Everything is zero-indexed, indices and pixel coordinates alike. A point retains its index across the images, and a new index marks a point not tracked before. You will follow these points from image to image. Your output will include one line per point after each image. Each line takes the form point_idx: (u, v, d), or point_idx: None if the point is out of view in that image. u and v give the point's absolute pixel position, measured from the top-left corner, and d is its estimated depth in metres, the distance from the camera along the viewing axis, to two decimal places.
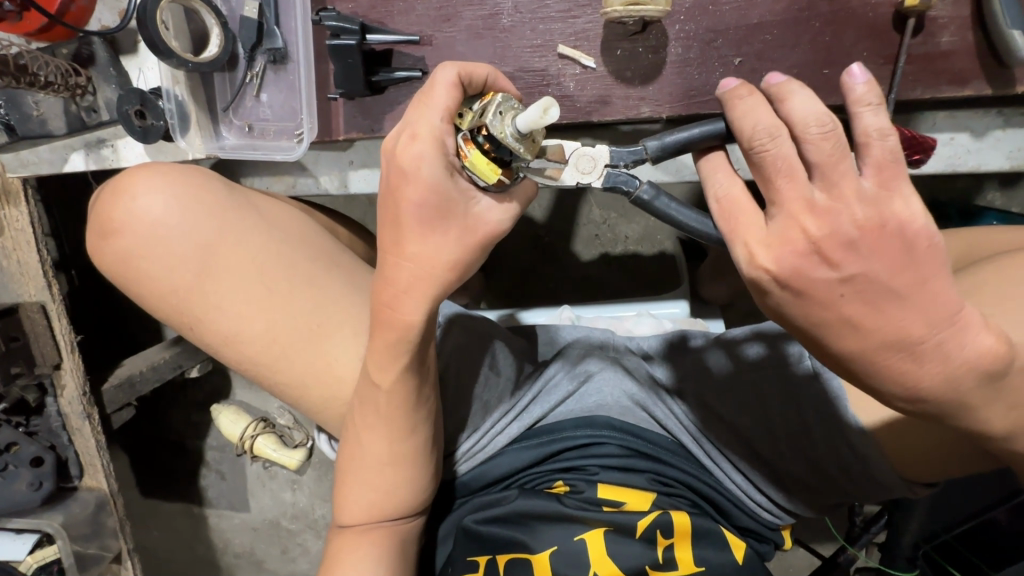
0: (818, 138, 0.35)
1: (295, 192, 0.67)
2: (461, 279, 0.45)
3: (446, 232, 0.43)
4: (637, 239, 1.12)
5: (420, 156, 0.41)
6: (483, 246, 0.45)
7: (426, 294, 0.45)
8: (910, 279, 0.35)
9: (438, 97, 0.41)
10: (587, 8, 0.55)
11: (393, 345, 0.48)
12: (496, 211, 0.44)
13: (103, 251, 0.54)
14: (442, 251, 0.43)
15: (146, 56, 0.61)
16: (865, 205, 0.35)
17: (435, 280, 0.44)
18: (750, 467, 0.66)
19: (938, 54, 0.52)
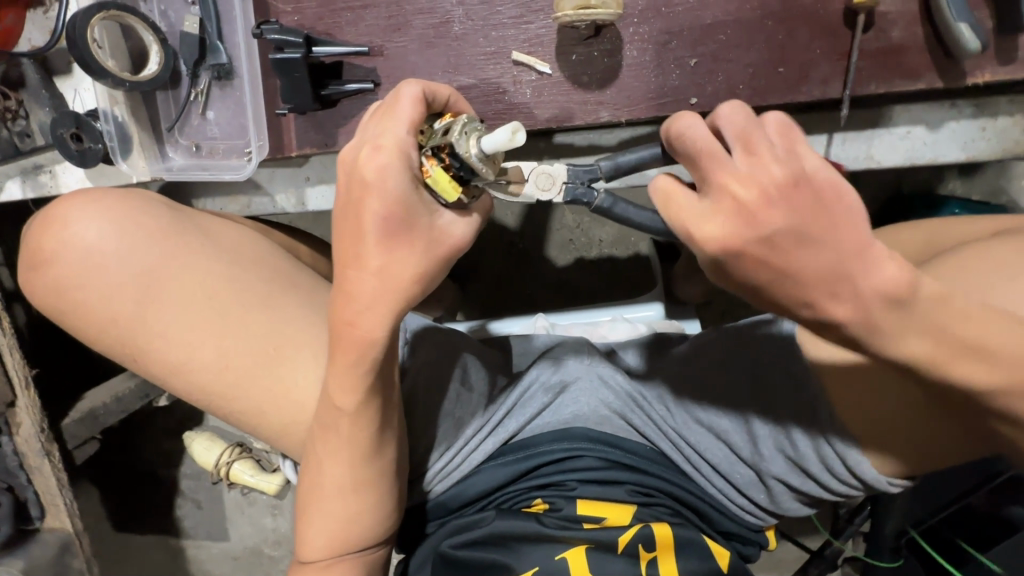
0: (730, 113, 0.36)
1: (250, 212, 0.64)
2: (427, 294, 0.43)
3: (413, 246, 0.41)
4: (611, 241, 1.12)
5: (387, 167, 0.39)
6: (449, 261, 0.43)
7: (375, 312, 0.42)
8: (825, 223, 0.34)
9: (403, 108, 0.39)
10: (539, 14, 0.54)
11: (340, 364, 0.46)
12: (458, 227, 0.42)
13: (35, 284, 0.51)
14: (407, 265, 0.41)
15: (81, 77, 0.58)
16: (778, 163, 0.34)
17: (397, 297, 0.42)
18: (731, 470, 0.65)
19: (891, 49, 0.52)
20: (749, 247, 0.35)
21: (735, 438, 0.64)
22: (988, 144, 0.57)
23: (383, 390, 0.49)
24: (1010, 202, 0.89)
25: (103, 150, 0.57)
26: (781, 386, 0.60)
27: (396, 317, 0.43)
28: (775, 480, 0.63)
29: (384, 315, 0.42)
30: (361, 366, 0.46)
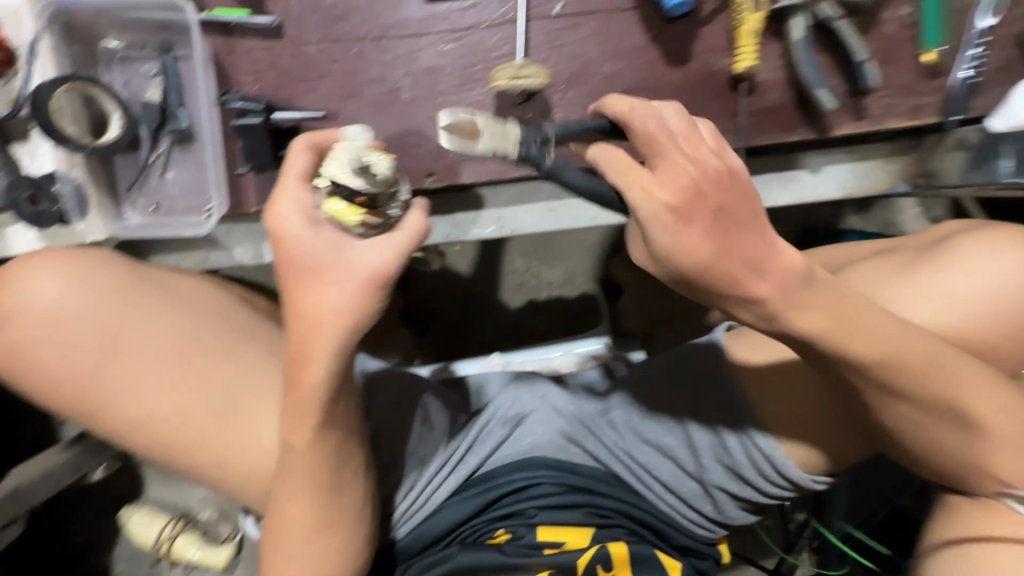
0: (676, 113, 0.43)
1: (206, 266, 0.66)
2: (358, 326, 0.45)
3: (328, 281, 0.44)
4: (560, 283, 1.19)
5: (282, 218, 0.44)
6: (375, 289, 0.44)
7: (309, 354, 0.45)
8: (752, 209, 0.41)
9: (290, 161, 0.44)
10: (478, 82, 0.61)
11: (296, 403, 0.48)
12: (376, 251, 0.43)
13: None
14: (329, 300, 0.44)
15: (39, 142, 0.58)
16: (716, 157, 0.41)
17: (327, 337, 0.45)
18: (679, 485, 0.71)
19: (771, 108, 0.63)
20: (702, 215, 0.39)
21: (681, 453, 0.69)
22: (859, 183, 0.69)
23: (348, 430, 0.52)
24: (899, 233, 1.03)
25: (60, 212, 0.58)
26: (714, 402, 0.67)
27: (336, 357, 0.46)
28: (717, 489, 0.69)
29: (321, 354, 0.46)
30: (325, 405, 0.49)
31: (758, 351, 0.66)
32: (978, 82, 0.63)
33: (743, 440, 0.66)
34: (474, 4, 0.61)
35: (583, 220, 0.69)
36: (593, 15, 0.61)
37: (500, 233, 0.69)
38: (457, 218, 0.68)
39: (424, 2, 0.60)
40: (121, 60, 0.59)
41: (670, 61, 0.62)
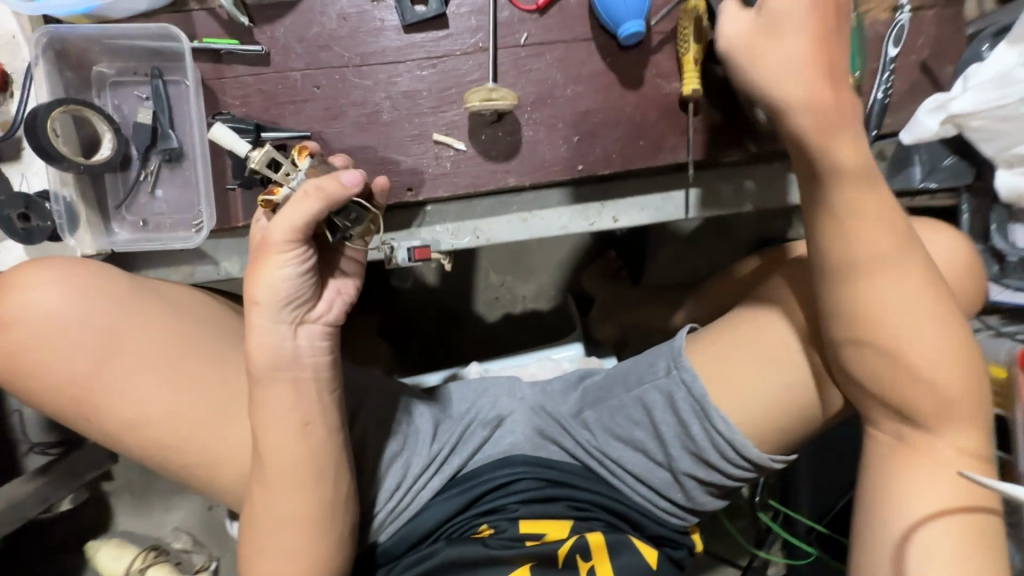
0: None
1: (194, 280, 0.69)
2: (276, 295, 0.52)
3: (252, 262, 0.53)
4: (533, 296, 1.25)
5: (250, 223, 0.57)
6: (280, 253, 0.51)
7: (249, 325, 0.53)
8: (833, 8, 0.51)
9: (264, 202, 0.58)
10: (453, 105, 0.67)
11: (272, 380, 0.54)
12: (274, 222, 0.51)
13: None
14: (252, 278, 0.52)
15: (30, 162, 0.61)
16: None
17: (262, 309, 0.52)
18: (651, 476, 0.75)
19: (716, 125, 0.70)
20: None
21: (649, 445, 0.73)
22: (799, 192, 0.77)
23: (314, 418, 0.55)
24: None
25: (52, 227, 0.60)
26: (679, 394, 0.70)
27: (270, 332, 0.53)
28: (686, 476, 0.73)
29: (258, 330, 0.53)
30: (300, 390, 0.54)
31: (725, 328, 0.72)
32: (890, 103, 0.71)
33: (707, 428, 0.69)
34: (447, 34, 0.66)
35: (553, 229, 0.74)
36: (555, 44, 0.68)
37: (475, 243, 0.74)
38: (436, 230, 0.73)
39: (402, 32, 0.66)
40: (113, 85, 0.63)
41: (626, 85, 0.69)
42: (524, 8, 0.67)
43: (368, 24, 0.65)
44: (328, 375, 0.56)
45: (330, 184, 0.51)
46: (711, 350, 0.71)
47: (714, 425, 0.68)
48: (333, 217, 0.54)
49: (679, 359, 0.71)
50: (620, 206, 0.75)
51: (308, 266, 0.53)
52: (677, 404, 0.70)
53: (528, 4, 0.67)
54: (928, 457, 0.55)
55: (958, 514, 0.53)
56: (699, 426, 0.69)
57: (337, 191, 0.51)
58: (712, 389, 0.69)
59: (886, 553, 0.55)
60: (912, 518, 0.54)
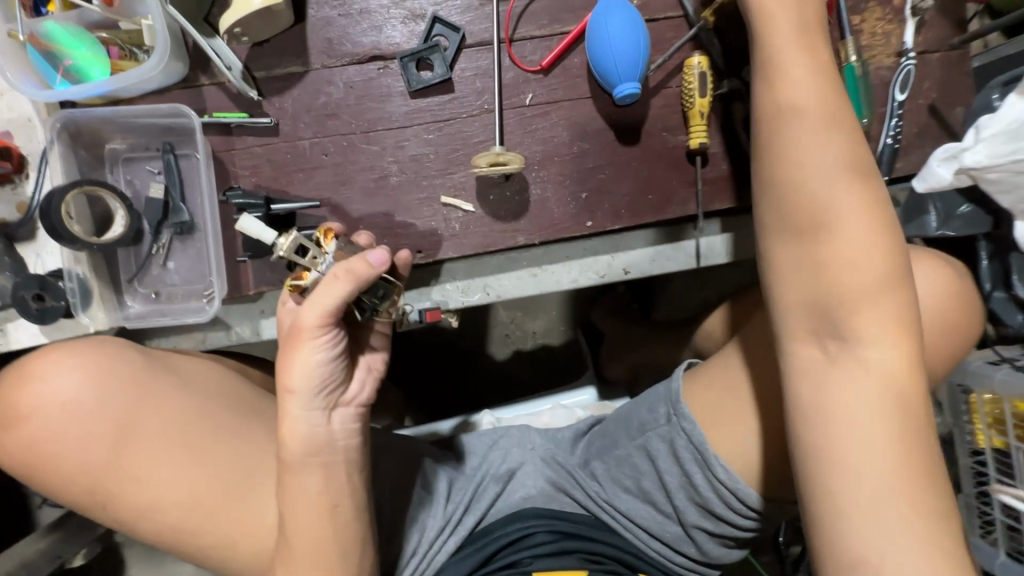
0: None
1: (206, 346, 0.69)
2: (316, 383, 0.52)
3: (289, 354, 0.52)
4: (544, 332, 1.24)
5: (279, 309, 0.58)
6: (320, 333, 0.51)
7: (283, 412, 0.53)
8: None
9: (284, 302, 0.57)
10: (461, 166, 0.67)
11: (305, 465, 0.53)
12: (304, 307, 0.50)
13: (4, 445, 0.54)
14: (291, 372, 0.52)
15: (45, 241, 0.61)
16: None
17: (297, 399, 0.52)
18: (662, 530, 0.74)
19: (725, 176, 0.70)
20: None
21: (657, 497, 0.72)
22: None
23: (343, 498, 0.55)
24: None
25: (65, 306, 0.60)
26: (680, 441, 0.68)
27: (305, 414, 0.53)
28: (696, 528, 0.71)
29: (294, 416, 0.53)
30: (325, 470, 0.54)
31: (735, 358, 0.70)
32: (900, 147, 0.71)
33: (711, 480, 0.66)
34: (453, 97, 0.67)
35: (563, 282, 0.74)
36: (560, 103, 0.68)
37: (486, 300, 0.73)
38: (446, 288, 0.73)
39: (408, 98, 0.66)
40: (125, 161, 0.64)
41: (631, 140, 0.69)
42: (528, 69, 0.67)
43: (375, 91, 0.66)
44: (356, 457, 0.56)
45: (358, 265, 0.51)
46: (712, 390, 0.69)
47: (716, 475, 0.66)
48: (362, 297, 0.54)
49: (678, 406, 0.68)
50: (631, 257, 0.74)
51: (339, 345, 0.53)
52: (679, 452, 0.68)
53: (532, 65, 0.67)
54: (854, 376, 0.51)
55: (886, 447, 0.49)
56: (702, 476, 0.67)
57: (366, 272, 0.51)
58: (711, 435, 0.67)
59: (817, 483, 0.50)
60: (839, 445, 0.49)
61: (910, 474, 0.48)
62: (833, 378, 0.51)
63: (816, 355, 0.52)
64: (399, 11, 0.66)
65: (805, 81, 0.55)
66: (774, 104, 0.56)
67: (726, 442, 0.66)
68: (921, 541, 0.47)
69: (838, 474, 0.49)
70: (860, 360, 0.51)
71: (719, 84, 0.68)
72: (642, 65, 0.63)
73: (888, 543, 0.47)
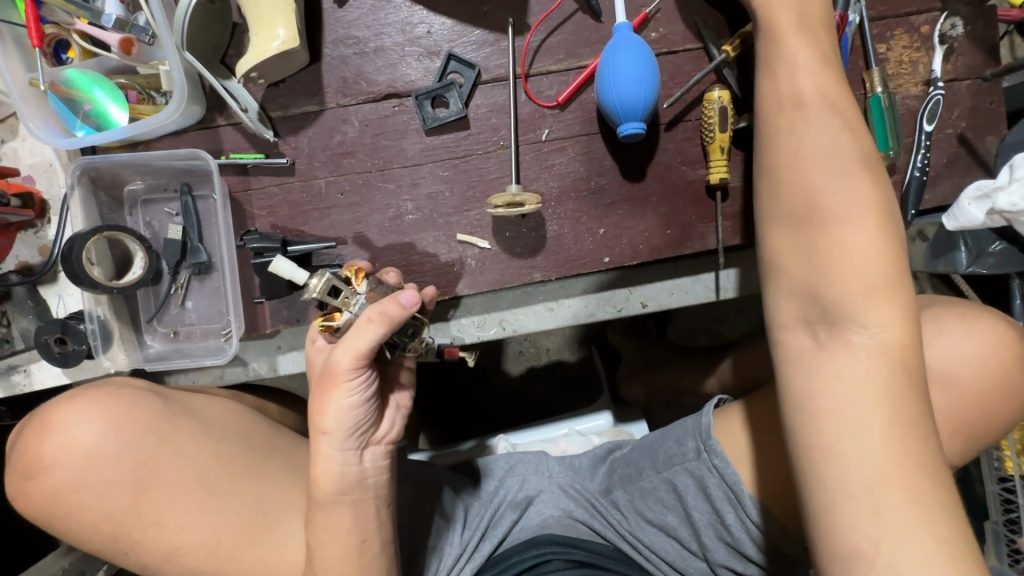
0: None
1: (223, 382, 0.69)
2: (348, 425, 0.52)
3: (325, 393, 0.51)
4: (558, 349, 1.23)
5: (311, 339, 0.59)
6: (357, 371, 0.51)
7: (315, 451, 0.52)
8: None
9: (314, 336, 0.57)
10: (477, 204, 0.67)
11: (336, 504, 0.53)
12: (337, 350, 0.50)
13: (29, 493, 0.55)
14: (323, 411, 0.51)
15: (67, 283, 0.62)
16: None
17: (326, 437, 0.52)
18: (686, 565, 0.73)
19: (745, 210, 0.69)
20: None
21: (682, 533, 0.72)
22: None
23: (371, 535, 0.55)
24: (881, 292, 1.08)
25: (87, 349, 0.61)
26: (710, 478, 0.66)
27: (337, 457, 0.53)
28: (723, 567, 0.70)
29: (326, 453, 0.52)
30: (348, 515, 0.54)
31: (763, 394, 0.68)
32: (928, 179, 0.68)
33: (743, 519, 0.65)
34: (469, 134, 0.66)
35: (580, 316, 0.73)
36: (577, 138, 0.67)
37: (502, 334, 0.73)
38: (462, 323, 0.72)
39: (424, 135, 0.66)
40: (144, 202, 0.64)
41: (649, 173, 0.68)
42: (544, 105, 0.67)
43: (390, 128, 0.66)
44: (385, 493, 0.56)
45: (391, 306, 0.50)
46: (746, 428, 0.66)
47: (749, 515, 0.64)
48: (392, 337, 0.54)
49: (708, 442, 0.67)
50: (649, 290, 0.73)
51: (368, 390, 0.52)
52: (709, 489, 0.67)
53: (549, 100, 0.67)
54: (847, 361, 0.47)
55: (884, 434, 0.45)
56: (733, 515, 0.66)
57: (399, 314, 0.50)
58: (745, 475, 0.65)
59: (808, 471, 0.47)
60: (827, 433, 0.46)
61: (907, 465, 0.45)
62: (824, 364, 0.48)
63: (806, 341, 0.50)
64: (415, 48, 0.66)
65: (809, 59, 0.54)
66: (775, 93, 0.55)
67: (753, 483, 0.64)
68: (920, 536, 0.43)
69: (831, 462, 0.46)
70: (851, 343, 0.48)
71: (741, 118, 0.66)
72: (646, 104, 0.61)
73: (882, 537, 0.44)
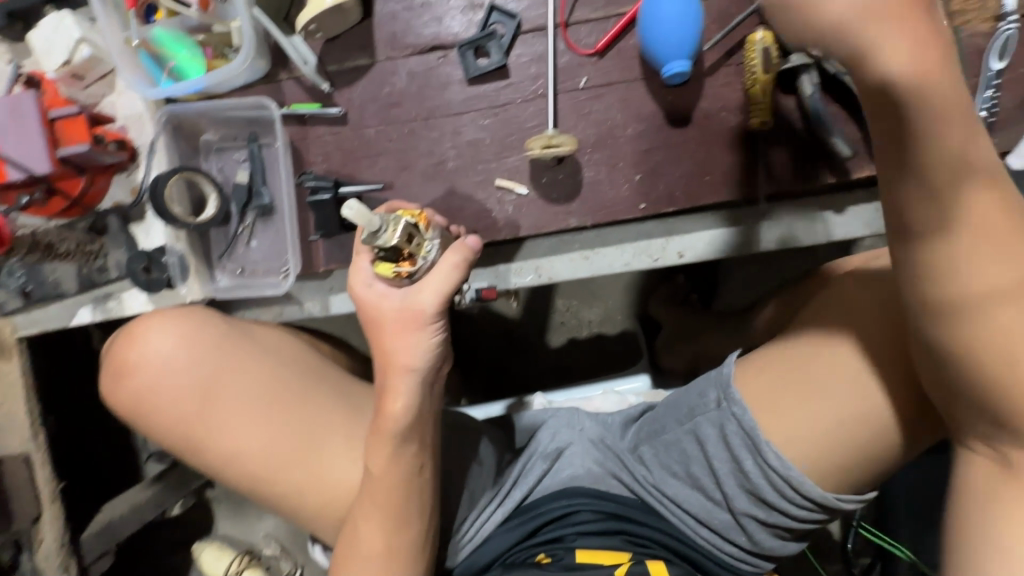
0: None
1: (282, 318, 0.76)
2: (436, 359, 0.56)
3: (412, 335, 0.55)
4: (600, 321, 1.24)
5: (354, 285, 0.58)
6: (436, 317, 0.55)
7: (392, 388, 0.56)
8: None
9: (361, 271, 0.58)
10: (515, 151, 0.69)
11: (406, 435, 0.57)
12: (425, 293, 0.55)
13: (118, 392, 0.63)
14: (412, 349, 0.55)
15: (152, 221, 0.70)
16: None
17: (402, 376, 0.56)
18: (710, 518, 0.72)
19: (788, 156, 0.67)
20: None
21: (706, 483, 0.71)
22: None
23: (427, 459, 0.60)
24: None
25: (167, 278, 0.69)
26: (730, 426, 0.66)
27: (414, 393, 0.56)
28: (746, 517, 0.69)
29: (403, 391, 0.56)
30: (381, 441, 0.58)
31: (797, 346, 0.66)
32: (993, 121, 0.64)
33: (762, 466, 0.64)
34: (509, 83, 0.69)
35: (615, 266, 0.74)
36: (615, 85, 0.68)
37: (538, 281, 0.75)
38: (499, 270, 0.75)
39: (466, 85, 0.69)
40: (217, 150, 0.72)
41: (688, 119, 0.68)
42: (583, 53, 0.68)
43: (435, 79, 0.69)
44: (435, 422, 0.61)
45: (459, 251, 0.56)
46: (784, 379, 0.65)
47: (767, 462, 0.64)
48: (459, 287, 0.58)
49: (729, 392, 0.66)
50: (686, 241, 0.73)
51: (445, 331, 0.56)
52: (730, 437, 0.66)
53: (587, 48, 0.68)
54: None
55: None
56: (753, 463, 0.65)
57: (468, 257, 0.55)
58: (767, 422, 0.64)
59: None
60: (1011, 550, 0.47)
61: None
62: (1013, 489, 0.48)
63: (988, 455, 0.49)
64: (459, 2, 0.69)
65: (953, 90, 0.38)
66: None
67: (779, 433, 0.63)
68: None
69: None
70: None
71: (786, 60, 0.64)
72: (692, 42, 0.61)
73: None
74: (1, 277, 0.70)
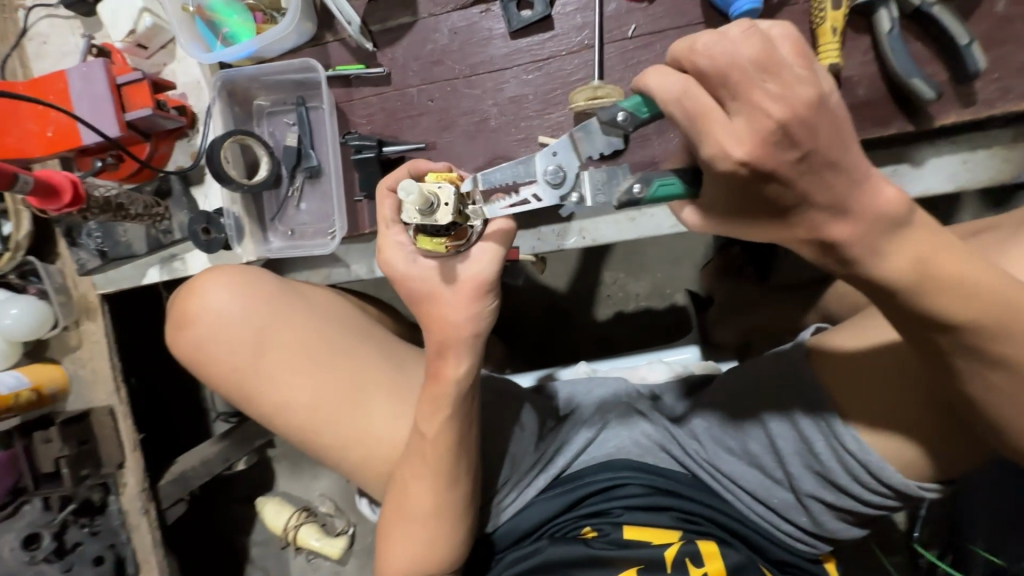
0: None
1: (331, 281, 0.78)
2: (483, 328, 0.57)
3: (470, 303, 0.55)
4: (647, 294, 1.20)
5: (392, 264, 0.56)
6: (489, 290, 0.55)
7: (448, 356, 0.57)
8: None
9: (391, 249, 0.56)
10: (559, 106, 0.67)
11: (457, 399, 0.59)
12: (482, 264, 0.54)
13: (179, 340, 0.67)
14: (469, 316, 0.55)
15: (211, 185, 0.74)
16: None
17: (459, 343, 0.57)
18: (769, 496, 0.69)
19: (860, 104, 0.62)
20: None
21: (766, 460, 0.67)
22: (973, 174, 0.64)
23: (470, 424, 0.62)
24: None
25: (225, 238, 0.71)
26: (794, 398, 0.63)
27: (470, 358, 0.58)
28: (810, 498, 0.65)
29: (459, 356, 0.57)
30: (436, 403, 0.59)
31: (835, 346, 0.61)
32: None
33: (835, 448, 0.60)
34: (553, 36, 0.66)
35: (664, 227, 0.70)
36: (666, 32, 0.64)
37: (582, 244, 0.73)
38: (542, 232, 0.74)
39: (509, 39, 0.67)
40: (268, 115, 0.74)
41: None
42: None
43: (478, 35, 0.68)
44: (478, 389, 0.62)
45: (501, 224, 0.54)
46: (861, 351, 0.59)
47: (843, 445, 0.59)
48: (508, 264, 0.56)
49: None
50: None
51: (499, 298, 0.57)
52: (801, 424, 0.62)
53: None
54: None
55: None
56: (825, 445, 0.61)
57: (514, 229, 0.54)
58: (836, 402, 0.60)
59: None
60: None
61: None
62: None
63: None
64: None
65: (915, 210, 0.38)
66: None
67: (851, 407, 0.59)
68: None
69: None
70: None
71: None
72: None
73: None
74: (80, 237, 0.75)
